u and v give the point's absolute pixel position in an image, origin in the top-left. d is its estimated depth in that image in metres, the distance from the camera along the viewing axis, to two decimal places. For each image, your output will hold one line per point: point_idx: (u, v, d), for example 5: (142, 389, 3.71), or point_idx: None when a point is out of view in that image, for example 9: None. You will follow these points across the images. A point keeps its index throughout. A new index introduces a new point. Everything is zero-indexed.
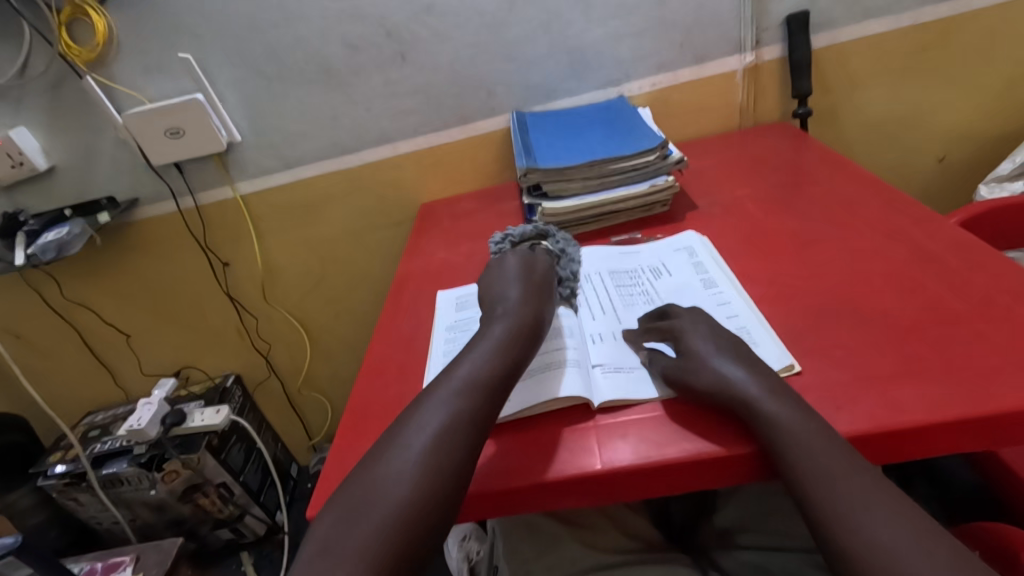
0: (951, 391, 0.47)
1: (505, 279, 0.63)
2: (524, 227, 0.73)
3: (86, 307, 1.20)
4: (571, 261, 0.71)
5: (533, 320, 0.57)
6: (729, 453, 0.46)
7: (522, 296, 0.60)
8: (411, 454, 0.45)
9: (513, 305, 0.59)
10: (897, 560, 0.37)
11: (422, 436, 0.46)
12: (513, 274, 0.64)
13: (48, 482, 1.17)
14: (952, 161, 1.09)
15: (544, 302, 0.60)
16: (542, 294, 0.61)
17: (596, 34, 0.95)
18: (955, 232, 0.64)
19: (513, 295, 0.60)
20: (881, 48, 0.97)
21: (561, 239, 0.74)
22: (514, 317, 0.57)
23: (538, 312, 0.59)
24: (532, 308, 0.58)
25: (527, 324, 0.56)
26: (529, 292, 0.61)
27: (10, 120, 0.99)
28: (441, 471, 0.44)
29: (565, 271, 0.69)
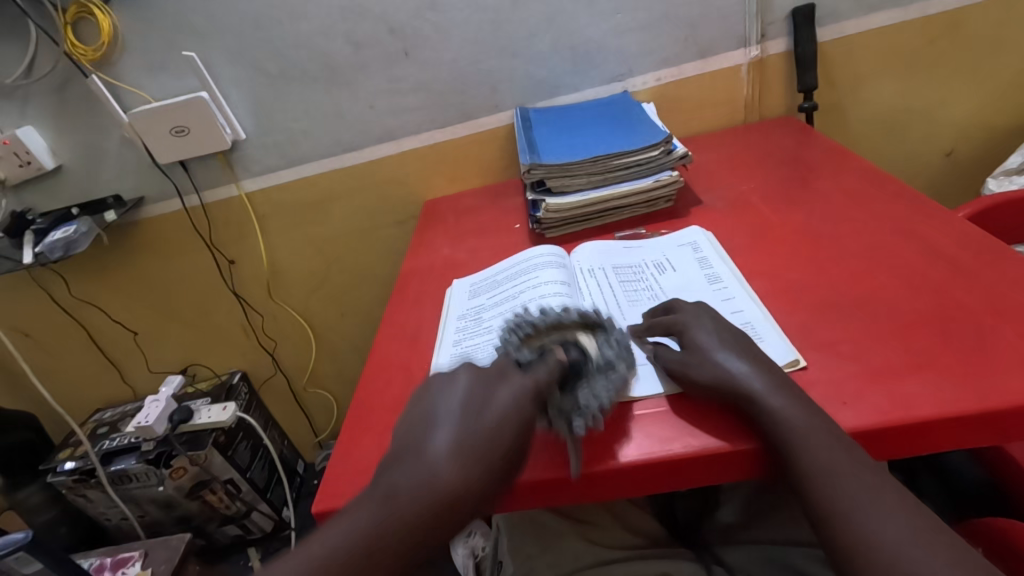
0: (959, 386, 0.46)
1: (444, 407, 0.46)
2: (566, 312, 0.57)
3: (93, 306, 1.21)
4: (614, 375, 0.52)
5: (469, 486, 0.42)
6: (732, 449, 0.46)
7: (455, 444, 0.43)
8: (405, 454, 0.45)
9: (435, 467, 0.43)
10: (900, 559, 0.37)
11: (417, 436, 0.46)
12: (454, 400, 0.47)
13: (57, 478, 1.18)
14: (960, 155, 1.08)
15: (497, 448, 0.44)
16: (500, 433, 0.44)
17: (599, 29, 0.95)
18: (961, 226, 0.63)
19: (443, 441, 0.44)
20: (887, 42, 0.96)
21: (614, 340, 0.55)
22: (433, 477, 0.42)
23: (476, 479, 0.42)
24: (465, 471, 0.42)
25: (451, 490, 0.42)
26: (469, 438, 0.44)
27: (17, 120, 0.99)
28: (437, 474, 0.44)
29: (591, 392, 0.50)
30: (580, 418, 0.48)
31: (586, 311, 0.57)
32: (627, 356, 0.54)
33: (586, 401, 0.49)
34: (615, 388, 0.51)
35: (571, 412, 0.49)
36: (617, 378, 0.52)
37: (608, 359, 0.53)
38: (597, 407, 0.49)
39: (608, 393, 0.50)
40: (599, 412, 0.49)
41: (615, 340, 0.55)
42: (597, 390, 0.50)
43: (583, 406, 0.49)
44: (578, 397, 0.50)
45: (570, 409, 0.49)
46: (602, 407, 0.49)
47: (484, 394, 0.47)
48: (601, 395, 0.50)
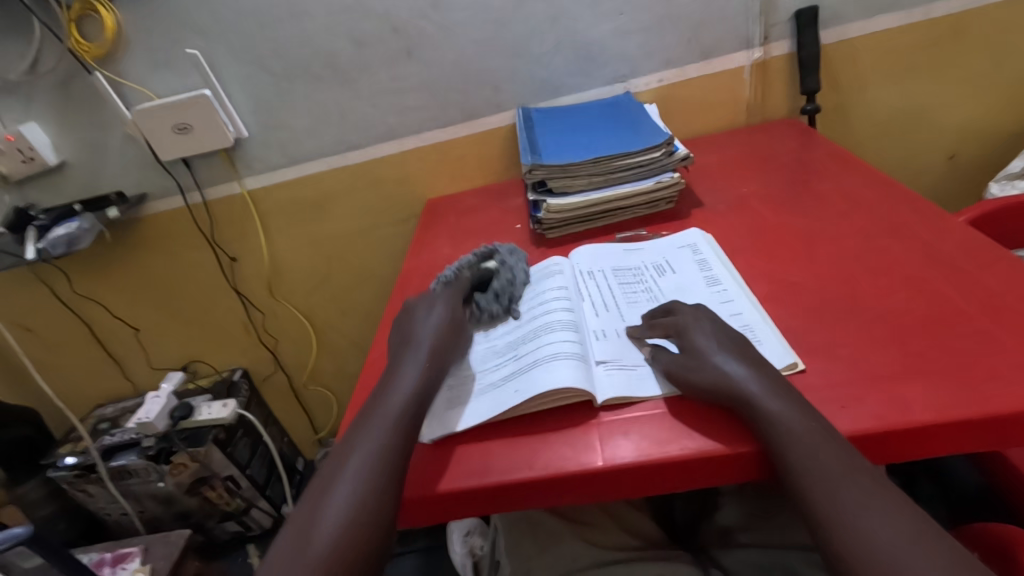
0: (958, 391, 0.46)
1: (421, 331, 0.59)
2: (466, 257, 0.73)
3: (95, 301, 1.21)
4: (514, 267, 0.72)
5: (452, 338, 0.60)
6: (730, 451, 0.46)
7: (435, 319, 0.60)
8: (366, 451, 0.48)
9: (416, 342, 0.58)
10: (896, 563, 0.37)
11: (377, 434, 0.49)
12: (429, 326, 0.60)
13: (58, 473, 1.18)
14: (962, 159, 1.08)
15: (456, 319, 0.62)
16: (450, 309, 0.62)
17: (602, 30, 0.95)
18: (962, 230, 0.63)
19: (427, 322, 0.60)
20: (891, 44, 0.96)
21: (508, 251, 0.74)
22: (428, 339, 0.58)
23: (453, 334, 0.60)
24: (447, 329, 0.60)
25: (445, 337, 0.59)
26: (437, 316, 0.61)
27: (21, 116, 1.00)
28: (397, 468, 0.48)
29: (503, 280, 0.69)
30: (500, 299, 0.67)
31: (477, 250, 0.74)
32: (518, 253, 0.76)
33: (500, 285, 0.68)
34: (518, 272, 0.71)
35: (490, 297, 0.67)
36: (517, 267, 0.72)
37: (508, 261, 0.73)
38: (509, 286, 0.68)
39: (511, 273, 0.71)
40: (513, 287, 0.69)
41: (507, 250, 0.75)
42: (504, 277, 0.70)
43: (502, 284, 0.68)
44: (495, 286, 0.68)
45: (486, 297, 0.67)
46: (513, 283, 0.69)
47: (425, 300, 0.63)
48: (508, 277, 0.70)
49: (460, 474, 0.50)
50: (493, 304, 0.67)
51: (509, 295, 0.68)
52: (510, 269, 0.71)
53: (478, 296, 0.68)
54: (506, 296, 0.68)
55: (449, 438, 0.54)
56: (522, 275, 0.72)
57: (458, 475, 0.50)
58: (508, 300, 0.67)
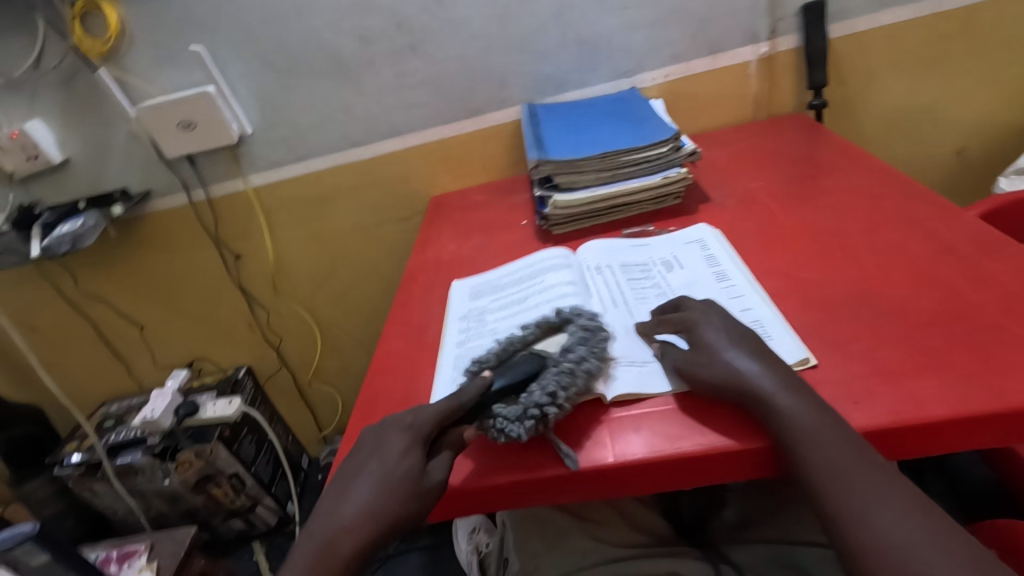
0: (973, 386, 0.46)
1: (365, 475, 0.47)
2: (529, 329, 0.59)
3: (100, 299, 1.21)
4: (574, 369, 0.52)
5: (388, 512, 0.45)
6: (742, 447, 0.46)
7: (376, 471, 0.47)
8: (372, 478, 0.47)
9: (359, 480, 0.47)
10: (912, 558, 0.36)
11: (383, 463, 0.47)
12: (372, 473, 0.47)
13: (63, 471, 1.18)
14: (970, 153, 1.07)
15: (410, 471, 0.46)
16: (403, 457, 0.47)
17: (607, 25, 0.94)
18: (974, 224, 0.63)
19: (368, 473, 0.47)
20: (900, 38, 0.95)
21: (576, 339, 0.56)
22: (348, 513, 0.46)
23: (393, 505, 0.45)
24: (382, 498, 0.45)
25: (373, 513, 0.45)
26: (378, 472, 0.47)
27: (25, 114, 1.00)
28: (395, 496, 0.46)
29: (540, 391, 0.51)
30: (523, 420, 0.49)
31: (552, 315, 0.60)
32: (597, 345, 0.55)
33: (532, 398, 0.50)
34: (575, 377, 0.52)
35: (513, 415, 0.50)
36: (578, 369, 0.52)
37: (568, 357, 0.53)
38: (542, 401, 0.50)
39: (562, 381, 0.51)
40: (552, 403, 0.50)
41: (578, 336, 0.56)
42: (547, 384, 0.51)
43: (535, 398, 0.50)
44: (525, 399, 0.51)
45: (507, 413, 0.50)
46: (556, 397, 0.50)
47: (377, 437, 0.50)
48: (553, 386, 0.51)
49: (470, 471, 0.50)
50: (513, 425, 0.49)
51: (537, 415, 0.49)
52: (565, 370, 0.52)
53: (498, 409, 0.51)
54: (534, 417, 0.49)
55: None
56: (581, 384, 0.51)
57: (466, 471, 0.50)
58: (529, 425, 0.49)
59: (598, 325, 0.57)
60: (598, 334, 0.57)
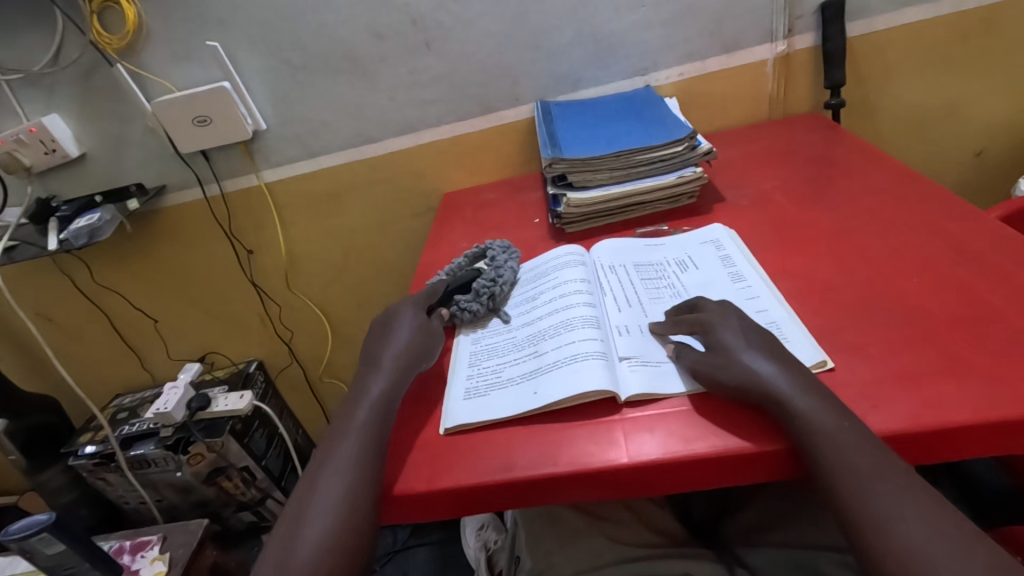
0: (997, 391, 0.45)
1: (397, 336, 0.60)
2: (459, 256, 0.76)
3: (115, 293, 1.23)
4: (504, 268, 0.72)
5: (425, 340, 0.61)
6: (758, 450, 0.46)
7: (404, 325, 0.62)
8: (405, 326, 0.62)
9: (391, 334, 0.61)
10: (932, 565, 0.36)
11: (408, 316, 0.63)
12: (403, 331, 0.61)
13: (78, 462, 1.20)
14: (989, 155, 1.06)
15: (424, 319, 0.63)
16: (418, 310, 0.64)
17: (623, 22, 0.93)
18: (996, 227, 0.62)
19: (400, 328, 0.62)
20: (919, 37, 0.94)
21: (499, 252, 0.75)
22: (397, 346, 0.59)
23: (424, 336, 0.61)
24: (418, 333, 0.61)
25: (413, 341, 0.60)
26: (408, 323, 0.62)
27: (44, 108, 1.01)
28: (422, 327, 0.62)
29: (485, 279, 0.70)
30: (480, 297, 0.68)
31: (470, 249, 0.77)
32: (512, 253, 0.76)
33: (481, 283, 0.69)
34: (506, 271, 0.72)
35: (471, 297, 0.68)
36: (506, 267, 0.73)
37: (497, 262, 0.73)
38: (490, 284, 0.69)
39: (499, 272, 0.71)
40: (497, 285, 0.69)
41: (499, 251, 0.76)
42: (488, 273, 0.71)
43: (487, 283, 0.69)
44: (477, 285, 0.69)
45: (465, 296, 0.68)
46: (497, 281, 0.70)
47: (391, 310, 0.65)
48: (493, 274, 0.71)
49: (483, 467, 0.50)
50: (474, 302, 0.68)
51: (489, 292, 0.68)
52: (497, 268, 0.72)
53: (456, 295, 0.69)
54: (487, 294, 0.68)
55: (473, 431, 0.54)
56: (511, 276, 0.71)
57: (479, 469, 0.50)
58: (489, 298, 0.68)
59: (509, 245, 0.78)
60: (516, 254, 0.76)
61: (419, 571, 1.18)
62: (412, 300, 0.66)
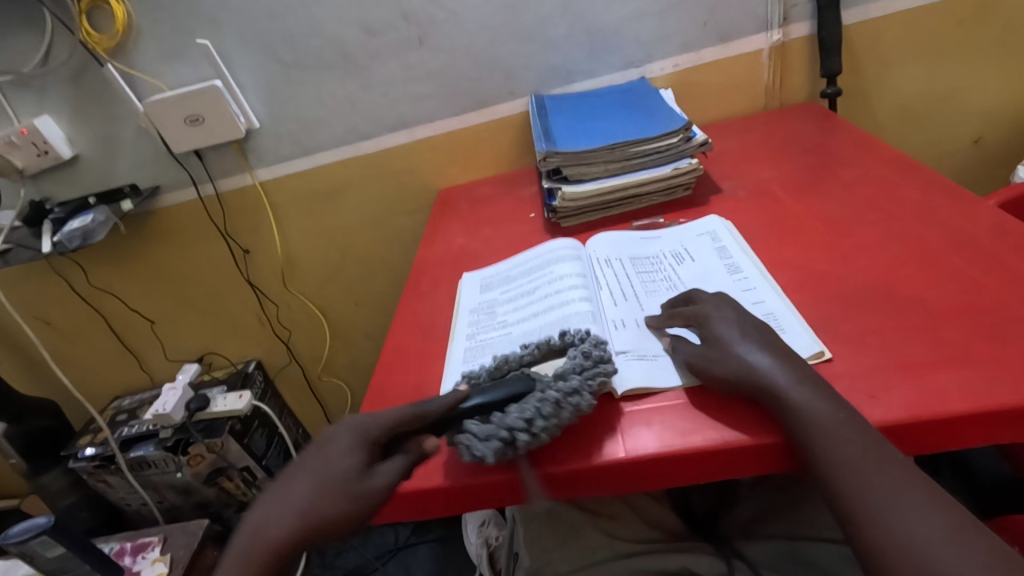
0: (996, 379, 0.45)
1: (296, 489, 0.46)
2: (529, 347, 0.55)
3: (111, 295, 1.22)
4: (561, 400, 0.48)
5: (325, 512, 0.44)
6: (755, 442, 0.45)
7: (314, 475, 0.47)
8: (307, 483, 0.46)
9: (290, 489, 0.46)
10: (930, 556, 0.36)
11: (321, 467, 0.47)
12: (305, 484, 0.46)
13: (78, 464, 1.20)
14: (988, 143, 1.05)
15: (348, 473, 0.46)
16: (347, 455, 0.47)
17: (617, 14, 0.93)
18: (994, 214, 0.61)
19: (304, 478, 0.47)
20: (916, 24, 0.93)
21: (574, 359, 0.52)
22: (284, 515, 0.45)
23: (327, 506, 0.45)
24: (319, 500, 0.45)
25: (308, 514, 0.45)
26: (316, 477, 0.46)
27: (35, 110, 1.00)
28: (328, 489, 0.45)
29: (517, 413, 0.47)
30: (490, 442, 0.46)
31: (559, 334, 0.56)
32: (595, 376, 0.50)
33: (505, 419, 0.47)
34: (557, 406, 0.47)
35: (483, 435, 0.47)
36: (563, 395, 0.48)
37: (559, 378, 0.50)
38: (516, 425, 0.46)
39: (543, 409, 0.47)
40: (523, 428, 0.46)
41: (576, 356, 0.52)
42: (526, 406, 0.48)
43: (513, 418, 0.47)
44: (498, 418, 0.48)
45: (477, 431, 0.47)
46: (528, 423, 0.46)
47: (330, 433, 0.50)
48: (532, 410, 0.47)
49: (479, 465, 0.50)
50: (480, 445, 0.47)
51: (509, 437, 0.46)
52: (551, 394, 0.48)
53: (470, 425, 0.48)
54: (501, 439, 0.46)
55: None
56: (563, 416, 0.47)
57: (475, 467, 0.50)
58: (497, 444, 0.46)
59: (601, 352, 0.52)
60: (601, 361, 0.51)
61: (421, 569, 1.18)
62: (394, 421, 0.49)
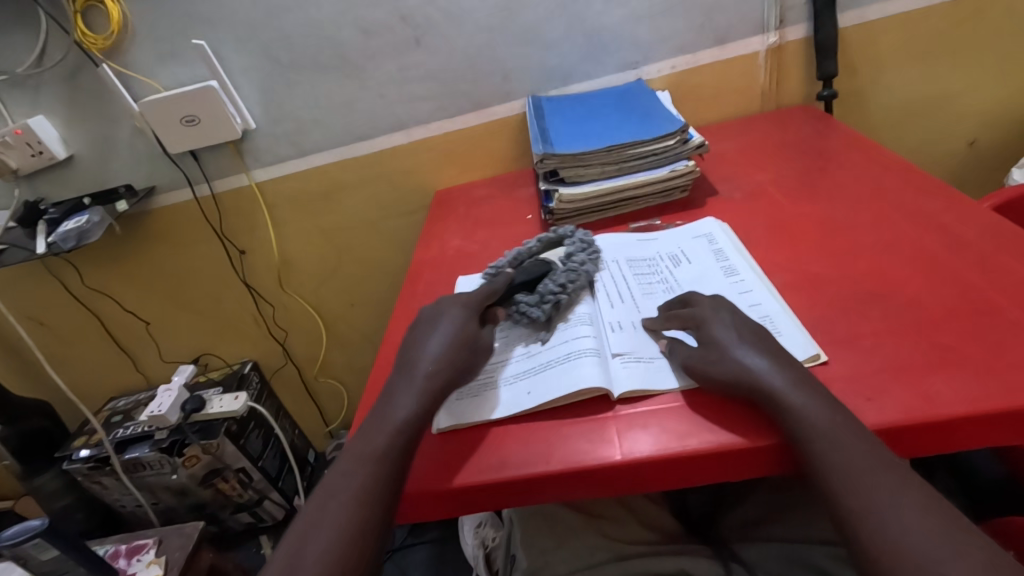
0: (989, 382, 0.45)
1: (431, 344, 0.55)
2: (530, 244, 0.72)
3: (106, 295, 1.22)
4: (577, 271, 0.66)
5: (464, 356, 0.54)
6: (751, 445, 0.45)
7: (443, 330, 0.56)
8: (443, 334, 0.55)
9: (425, 346, 0.55)
10: (923, 562, 0.36)
11: (451, 323, 0.56)
12: (439, 339, 0.55)
13: (72, 466, 1.19)
14: (983, 145, 1.05)
15: (471, 332, 0.56)
16: (465, 319, 0.57)
17: (613, 16, 0.93)
18: (987, 217, 0.62)
19: (437, 333, 0.56)
20: (911, 27, 0.93)
21: (575, 247, 0.70)
22: (431, 359, 0.53)
23: (463, 353, 0.55)
24: (457, 346, 0.55)
25: (451, 365, 0.53)
26: (445, 332, 0.56)
27: (29, 110, 1.00)
28: (462, 340, 0.55)
29: (554, 282, 0.64)
30: (543, 304, 0.62)
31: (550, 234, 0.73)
32: (592, 254, 0.70)
33: (548, 288, 0.63)
34: (578, 276, 0.65)
35: (534, 301, 0.63)
36: (579, 268, 0.66)
37: (571, 260, 0.68)
38: (558, 291, 0.63)
39: (569, 278, 0.65)
40: (563, 292, 0.63)
41: (576, 246, 0.70)
42: (558, 278, 0.65)
43: (554, 287, 0.63)
44: (542, 289, 0.64)
45: (528, 299, 0.63)
46: (565, 288, 0.64)
47: (436, 310, 0.59)
48: (563, 280, 0.64)
49: (474, 467, 0.50)
50: (535, 307, 0.62)
51: (555, 300, 0.62)
52: (570, 269, 0.66)
53: (521, 297, 0.63)
54: (550, 301, 0.62)
55: (465, 431, 0.54)
56: (581, 281, 0.65)
57: (472, 468, 0.50)
58: (551, 305, 0.62)
59: (590, 239, 0.72)
60: (596, 255, 0.70)
61: (418, 569, 1.18)
62: (475, 294, 0.60)
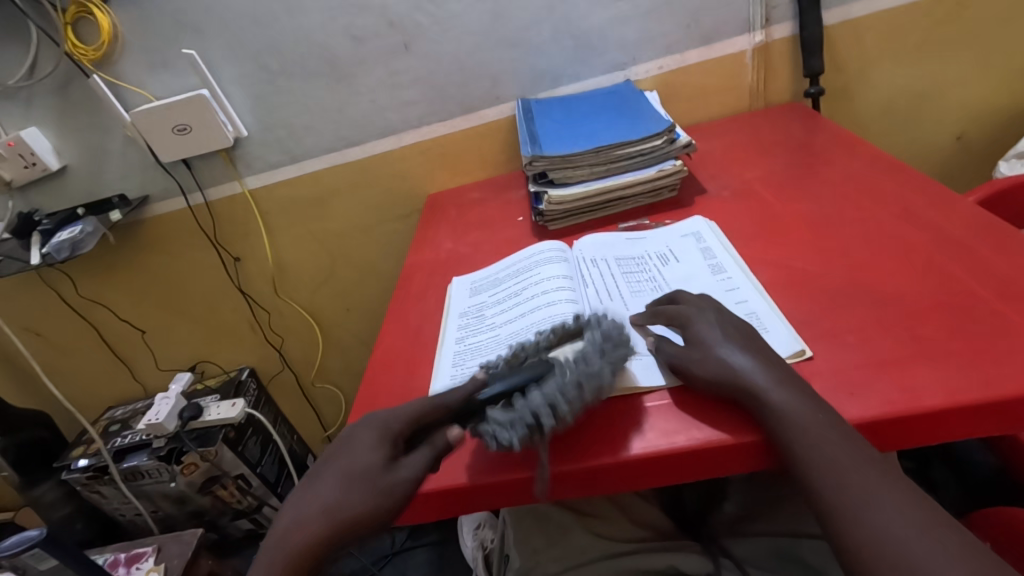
0: (970, 375, 0.45)
1: (325, 481, 0.46)
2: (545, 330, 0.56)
3: (101, 305, 1.22)
4: (580, 376, 0.47)
5: (355, 506, 0.44)
6: (734, 441, 0.46)
7: (342, 469, 0.46)
8: (340, 469, 0.46)
9: (321, 481, 0.47)
10: (903, 554, 0.36)
11: (355, 455, 0.47)
12: (332, 478, 0.46)
13: (71, 476, 1.20)
14: (970, 139, 1.06)
15: (375, 471, 0.45)
16: (374, 453, 0.47)
17: (600, 18, 0.93)
18: (971, 211, 0.62)
19: (335, 469, 0.47)
20: (896, 24, 0.94)
21: (591, 340, 0.51)
22: (315, 505, 0.45)
23: (358, 500, 0.44)
24: (349, 491, 0.45)
25: (334, 511, 0.44)
26: (344, 469, 0.46)
27: (21, 122, 1.00)
28: (359, 479, 0.45)
29: (536, 394, 0.47)
30: (513, 424, 0.45)
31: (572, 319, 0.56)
32: (614, 354, 0.50)
33: (526, 402, 0.46)
34: (576, 382, 0.47)
35: (505, 419, 0.46)
36: (582, 372, 0.48)
37: (581, 357, 0.50)
38: (539, 408, 0.46)
39: (563, 389, 0.46)
40: (546, 409, 0.45)
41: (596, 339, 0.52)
42: (546, 388, 0.47)
43: (536, 399, 0.46)
44: (518, 400, 0.47)
45: (499, 418, 0.47)
46: (551, 402, 0.46)
47: (358, 431, 0.50)
48: (552, 391, 0.47)
49: (464, 468, 0.50)
50: (504, 430, 0.46)
51: (529, 418, 0.45)
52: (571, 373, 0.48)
53: (493, 414, 0.47)
54: (524, 421, 0.45)
55: None
56: (583, 390, 0.47)
57: (462, 469, 0.50)
58: (522, 425, 0.45)
59: (621, 332, 0.53)
60: (624, 349, 0.51)
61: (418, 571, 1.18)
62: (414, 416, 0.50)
